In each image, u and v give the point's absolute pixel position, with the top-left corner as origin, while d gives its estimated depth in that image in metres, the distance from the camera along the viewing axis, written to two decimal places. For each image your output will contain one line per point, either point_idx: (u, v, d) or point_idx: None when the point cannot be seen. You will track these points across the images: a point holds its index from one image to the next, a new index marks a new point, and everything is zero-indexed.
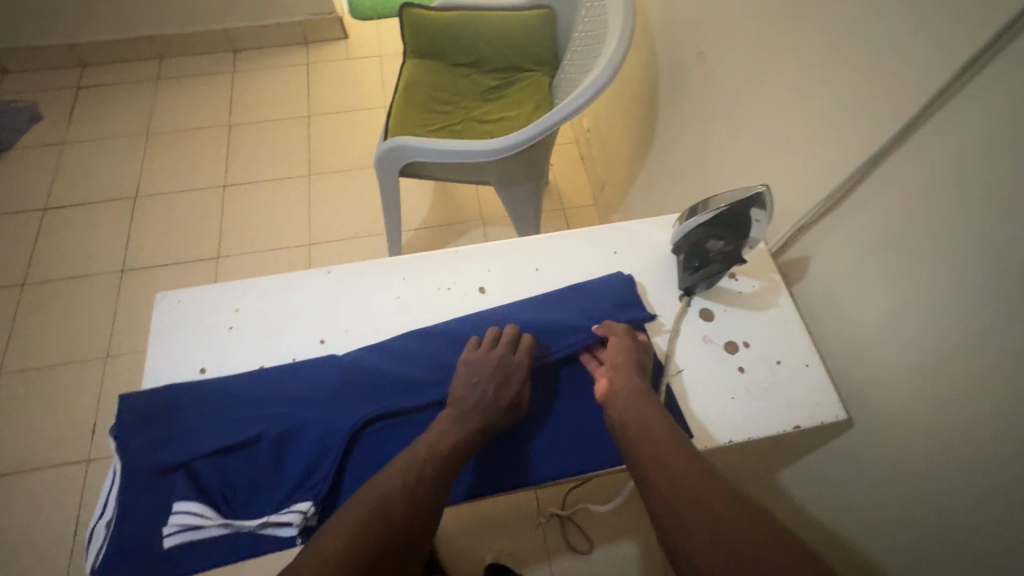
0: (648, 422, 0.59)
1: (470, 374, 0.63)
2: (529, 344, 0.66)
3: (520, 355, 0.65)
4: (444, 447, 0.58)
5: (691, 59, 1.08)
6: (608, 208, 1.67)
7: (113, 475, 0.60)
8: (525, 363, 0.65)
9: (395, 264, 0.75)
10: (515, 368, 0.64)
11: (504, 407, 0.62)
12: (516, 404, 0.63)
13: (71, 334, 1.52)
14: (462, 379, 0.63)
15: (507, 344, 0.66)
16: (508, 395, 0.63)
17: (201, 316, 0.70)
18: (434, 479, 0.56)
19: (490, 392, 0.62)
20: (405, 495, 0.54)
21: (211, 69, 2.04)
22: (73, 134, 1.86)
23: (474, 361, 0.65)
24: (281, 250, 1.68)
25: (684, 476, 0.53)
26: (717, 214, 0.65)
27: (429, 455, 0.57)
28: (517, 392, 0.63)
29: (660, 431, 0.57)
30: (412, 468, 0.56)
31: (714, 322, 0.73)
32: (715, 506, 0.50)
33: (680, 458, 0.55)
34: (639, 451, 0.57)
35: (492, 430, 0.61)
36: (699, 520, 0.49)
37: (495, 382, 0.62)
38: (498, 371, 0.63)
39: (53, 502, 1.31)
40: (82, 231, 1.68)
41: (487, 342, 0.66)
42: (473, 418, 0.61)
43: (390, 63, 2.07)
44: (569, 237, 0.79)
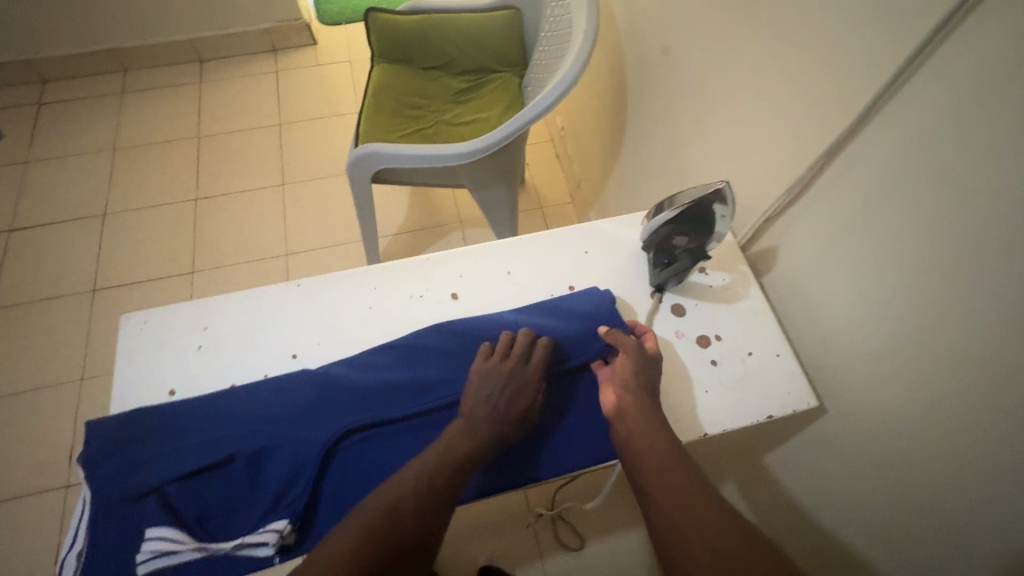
0: (649, 432, 0.60)
1: (484, 384, 0.63)
2: (543, 354, 0.65)
3: (534, 365, 0.65)
4: (455, 458, 0.58)
5: (656, 54, 1.09)
6: (585, 205, 1.68)
7: (83, 504, 0.59)
8: (539, 373, 0.65)
9: (366, 274, 0.75)
10: (529, 379, 0.64)
11: (517, 417, 0.62)
12: (528, 413, 0.63)
13: (43, 358, 1.48)
14: (477, 388, 0.63)
15: (521, 354, 0.65)
16: (522, 405, 0.62)
17: (168, 337, 0.69)
18: (444, 489, 0.56)
19: (503, 403, 0.62)
20: (414, 502, 0.54)
21: (177, 81, 2.00)
22: (36, 153, 1.81)
23: (486, 371, 0.64)
24: (258, 262, 1.66)
25: (683, 488, 0.54)
26: (684, 210, 0.67)
27: (440, 464, 0.57)
28: (530, 402, 0.63)
29: (661, 444, 0.59)
30: (422, 477, 0.56)
31: (686, 317, 0.74)
32: (708, 515, 0.52)
33: (677, 472, 0.56)
34: (639, 460, 0.58)
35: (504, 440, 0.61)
36: (695, 528, 0.51)
37: (509, 392, 0.62)
38: (512, 382, 0.63)
39: (32, 531, 1.27)
40: (50, 252, 1.64)
41: (501, 349, 0.65)
42: (486, 427, 0.60)
43: (360, 67, 2.05)
44: (540, 238, 0.79)
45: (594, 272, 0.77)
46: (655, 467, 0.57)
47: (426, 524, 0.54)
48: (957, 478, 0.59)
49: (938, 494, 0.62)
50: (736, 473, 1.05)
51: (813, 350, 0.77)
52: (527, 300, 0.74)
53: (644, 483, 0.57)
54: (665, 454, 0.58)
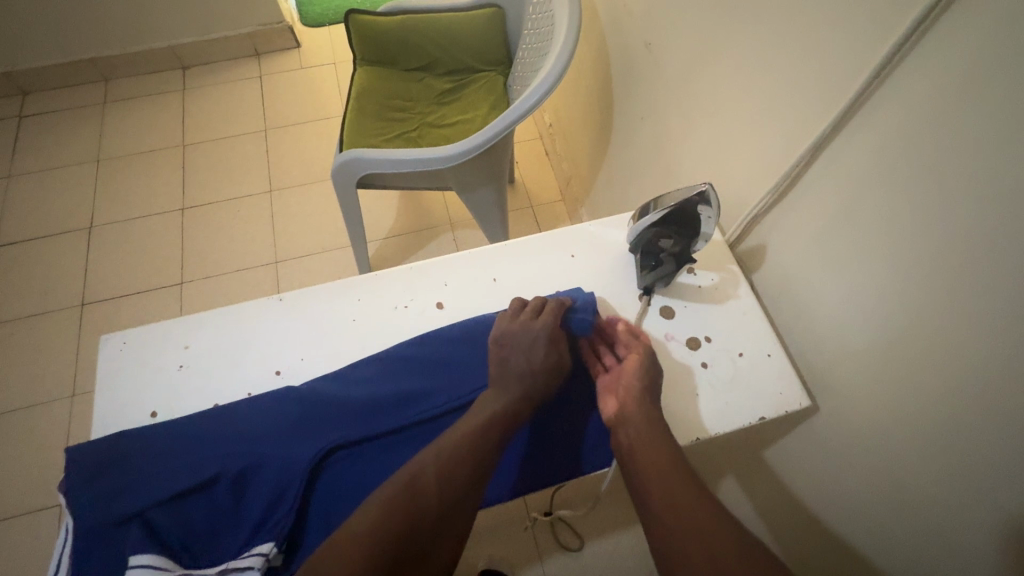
0: (648, 430, 0.59)
1: (504, 346, 0.64)
2: (554, 308, 0.67)
3: (544, 319, 0.65)
4: (479, 424, 0.58)
5: (639, 50, 1.08)
6: (575, 202, 1.67)
7: (64, 533, 0.58)
8: (555, 325, 0.65)
9: (349, 285, 0.73)
10: (543, 331, 0.64)
11: (545, 367, 0.63)
12: (552, 367, 0.64)
13: (32, 376, 1.46)
14: (497, 351, 0.65)
15: (534, 310, 0.67)
16: (543, 356, 0.63)
17: (148, 356, 0.68)
18: (472, 460, 0.56)
19: (520, 358, 0.63)
20: (437, 478, 0.54)
21: (160, 89, 1.97)
22: (19, 167, 1.79)
23: (507, 330, 0.65)
24: (248, 270, 1.65)
25: (684, 500, 0.54)
26: (667, 213, 0.65)
27: (468, 433, 0.57)
28: (551, 353, 0.64)
29: (664, 452, 0.58)
30: (444, 450, 0.56)
31: (675, 320, 0.73)
32: (708, 529, 0.52)
33: (673, 478, 0.56)
34: (637, 459, 0.58)
35: (534, 396, 0.62)
36: (695, 543, 0.51)
37: (525, 348, 0.63)
38: (527, 336, 0.64)
39: (26, 551, 1.26)
40: (36, 267, 1.62)
41: (513, 313, 0.67)
42: (514, 385, 0.62)
43: (345, 70, 2.03)
44: (525, 242, 0.78)
45: (581, 276, 0.76)
46: (652, 470, 0.56)
47: (454, 491, 0.54)
48: (953, 476, 0.58)
49: (934, 493, 0.61)
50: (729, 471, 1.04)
51: (804, 346, 0.76)
52: None
53: (642, 483, 0.56)
54: (661, 456, 0.57)
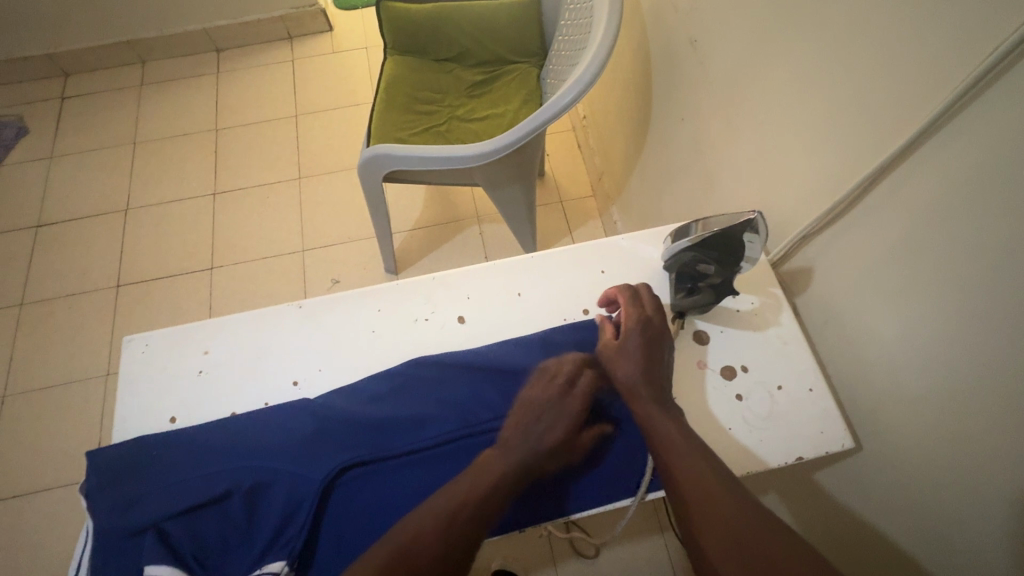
0: (682, 437, 0.56)
1: (527, 405, 0.60)
2: (588, 386, 0.61)
3: (576, 395, 0.60)
4: (479, 490, 0.54)
5: (683, 46, 1.00)
6: (606, 200, 1.61)
7: (85, 534, 0.59)
8: (584, 401, 0.60)
9: (369, 295, 0.71)
10: (574, 409, 0.59)
11: (559, 439, 0.58)
12: (569, 441, 0.59)
13: (69, 353, 1.52)
14: (524, 407, 0.60)
15: (565, 381, 0.61)
16: (564, 430, 0.58)
17: (169, 360, 0.67)
18: (473, 524, 0.52)
19: (540, 426, 0.58)
20: (436, 541, 0.50)
21: (195, 72, 1.98)
22: (61, 147, 1.83)
23: (532, 401, 0.60)
24: (275, 258, 1.65)
25: (712, 490, 0.51)
26: (708, 237, 0.60)
27: (475, 486, 0.54)
28: (571, 431, 0.59)
29: (688, 450, 0.55)
30: (451, 499, 0.53)
31: (709, 345, 0.68)
32: (740, 520, 0.49)
33: (707, 471, 0.53)
34: (666, 459, 0.55)
35: (541, 462, 0.57)
36: (725, 534, 0.48)
37: (548, 420, 0.59)
38: (550, 411, 0.59)
39: (63, 520, 1.33)
40: (75, 248, 1.67)
41: (545, 376, 0.62)
42: (525, 444, 0.57)
43: (376, 55, 2.00)
44: (553, 255, 0.73)
45: None
46: (678, 480, 0.53)
47: (452, 557, 0.50)
48: (1014, 551, 0.52)
49: (990, 564, 0.55)
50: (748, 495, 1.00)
51: (852, 381, 0.70)
52: (538, 326, 0.69)
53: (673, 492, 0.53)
54: (693, 463, 0.54)
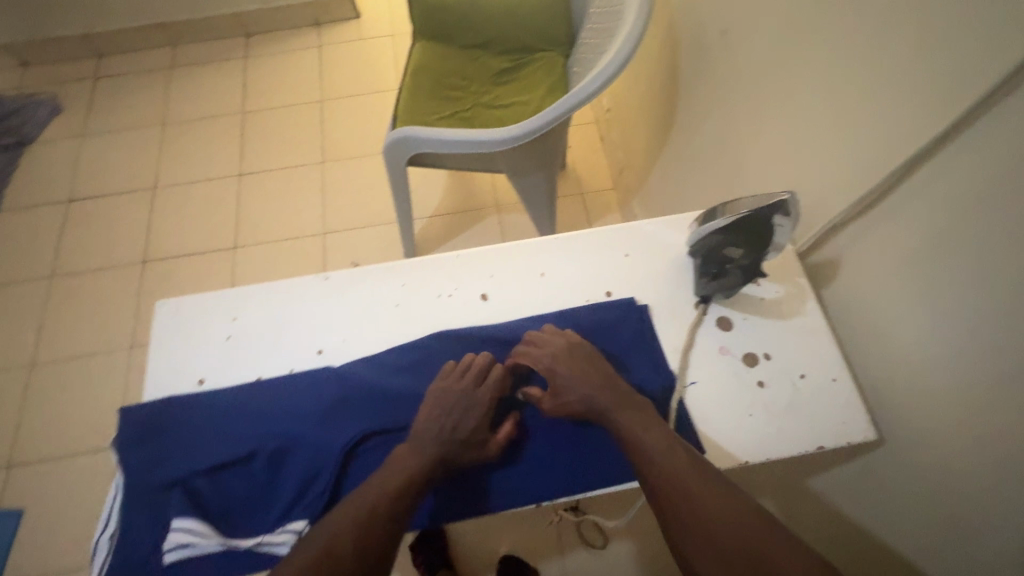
0: (647, 426, 0.56)
1: (434, 402, 0.60)
2: (498, 379, 0.62)
3: (486, 390, 0.61)
4: (394, 488, 0.54)
5: (713, 35, 1.00)
6: (626, 193, 1.61)
7: (115, 489, 0.60)
8: (492, 393, 0.61)
9: (395, 270, 0.72)
10: (483, 406, 0.60)
11: (468, 438, 0.59)
12: (480, 438, 0.60)
13: (95, 325, 1.56)
14: (432, 406, 0.60)
15: (476, 374, 0.62)
16: (474, 427, 0.59)
17: (199, 325, 0.69)
18: (389, 524, 0.52)
19: (450, 425, 0.58)
20: (356, 538, 0.51)
21: (224, 56, 2.02)
22: (93, 126, 1.88)
23: (441, 395, 0.61)
24: (297, 240, 1.68)
25: (686, 478, 0.52)
26: (737, 220, 0.59)
27: (388, 489, 0.54)
28: (483, 429, 0.60)
29: (658, 441, 0.55)
30: (363, 506, 0.53)
31: (732, 332, 0.67)
32: (714, 507, 0.50)
33: (681, 459, 0.53)
34: (637, 448, 0.55)
35: (452, 461, 0.58)
36: (704, 521, 0.49)
37: (457, 415, 0.59)
38: (463, 403, 0.60)
39: (87, 487, 1.37)
40: (103, 224, 1.71)
41: (454, 374, 0.62)
42: (434, 446, 0.57)
43: (402, 43, 2.01)
44: (578, 237, 0.74)
45: (633, 278, 0.71)
46: (669, 479, 0.52)
47: (370, 555, 0.50)
48: None
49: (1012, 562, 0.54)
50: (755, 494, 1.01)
51: (875, 375, 0.69)
52: (560, 306, 0.69)
53: (659, 496, 0.52)
54: (680, 464, 0.53)
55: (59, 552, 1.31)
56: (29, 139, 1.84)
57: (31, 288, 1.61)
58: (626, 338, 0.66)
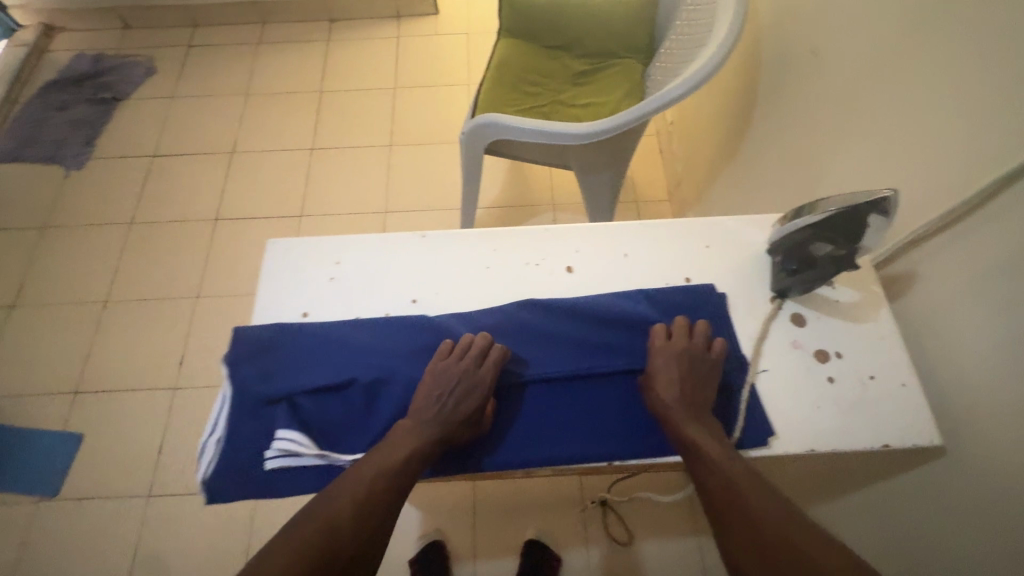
0: (706, 434, 0.60)
1: (436, 381, 0.64)
2: (496, 359, 0.65)
3: (486, 371, 0.64)
4: (392, 463, 0.59)
5: (797, 54, 1.03)
6: (682, 204, 1.64)
7: (221, 399, 0.65)
8: (491, 375, 0.64)
9: (487, 235, 0.77)
10: (482, 388, 0.63)
11: (464, 419, 0.62)
12: (476, 418, 0.63)
13: (166, 273, 1.65)
14: (430, 387, 0.64)
15: (474, 357, 0.65)
16: (470, 409, 0.62)
17: (307, 264, 0.75)
18: (387, 499, 0.57)
19: (449, 406, 0.62)
20: (356, 509, 0.56)
21: (307, 37, 2.13)
22: (181, 90, 2.00)
23: (441, 374, 0.64)
24: (360, 215, 1.75)
25: (738, 486, 0.56)
26: (827, 218, 0.62)
27: (383, 469, 0.58)
28: (478, 410, 0.63)
29: (714, 448, 0.59)
30: (364, 482, 0.57)
31: (805, 328, 0.70)
32: (762, 515, 0.53)
33: (739, 469, 0.57)
34: (698, 451, 0.59)
35: (446, 441, 0.61)
36: (748, 526, 0.53)
37: (458, 396, 0.62)
38: (461, 385, 0.62)
39: (143, 422, 1.45)
40: (182, 180, 1.82)
41: (459, 354, 0.65)
42: (430, 431, 0.61)
43: (476, 41, 2.10)
44: (662, 225, 0.78)
45: (713, 268, 0.74)
46: (726, 484, 0.56)
47: (369, 528, 0.55)
48: None
49: None
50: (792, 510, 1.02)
51: (942, 389, 0.70)
52: (640, 285, 0.73)
53: (717, 499, 0.56)
54: (733, 472, 0.57)
55: (111, 478, 1.39)
56: (122, 96, 1.97)
57: (111, 232, 1.72)
58: (703, 321, 0.70)
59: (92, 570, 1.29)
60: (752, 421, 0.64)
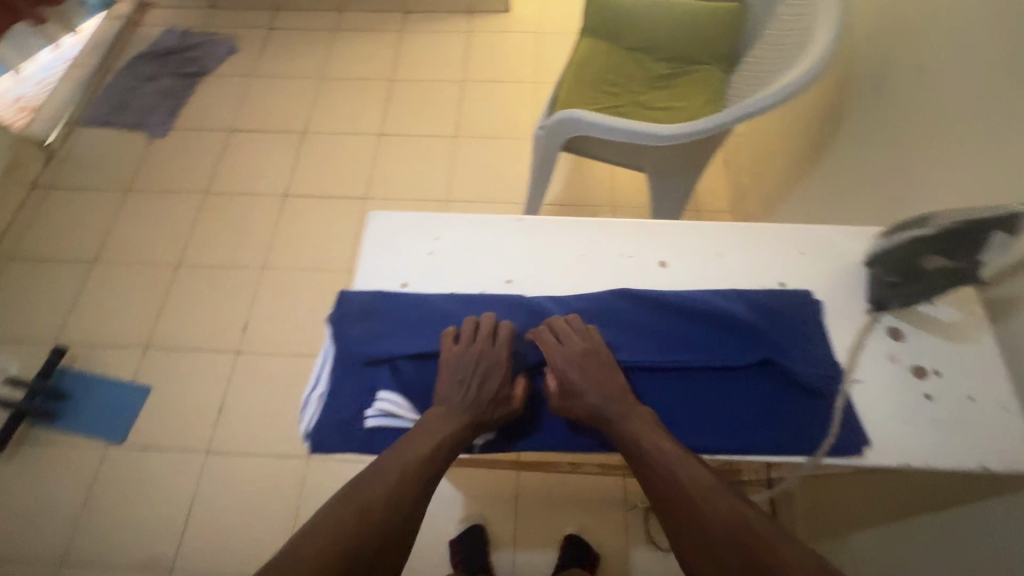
0: (648, 430, 0.61)
1: (451, 366, 0.65)
2: (507, 336, 0.68)
3: (500, 349, 0.67)
4: (423, 452, 0.60)
5: (894, 70, 1.01)
6: (745, 216, 1.62)
7: (324, 356, 0.69)
8: (506, 354, 0.67)
9: (582, 224, 0.78)
10: (502, 366, 0.66)
11: (496, 396, 0.64)
12: (506, 395, 0.65)
13: (235, 242, 1.73)
14: (451, 374, 0.65)
15: (485, 337, 0.67)
16: (497, 387, 0.65)
17: (406, 238, 0.78)
18: (421, 482, 0.60)
19: (476, 387, 0.64)
20: (385, 498, 0.58)
21: (381, 27, 2.19)
22: (260, 69, 2.09)
23: (454, 360, 0.66)
24: (421, 202, 1.79)
25: (683, 483, 0.58)
26: (943, 231, 0.61)
27: (413, 455, 0.60)
28: (506, 386, 0.65)
29: (657, 445, 0.60)
30: (393, 469, 0.60)
31: (903, 343, 0.69)
32: (707, 513, 0.56)
33: (684, 465, 0.59)
34: (638, 449, 0.60)
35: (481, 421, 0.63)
36: (692, 525, 0.56)
37: (482, 375, 0.65)
38: (483, 364, 0.65)
39: (205, 381, 1.52)
40: (255, 156, 1.89)
41: (466, 340, 0.66)
42: (465, 413, 0.63)
43: (545, 41, 2.12)
44: (757, 228, 0.78)
45: (808, 275, 0.74)
46: (671, 483, 0.58)
47: (400, 512, 0.58)
48: None
49: None
50: (851, 535, 1.00)
51: None
52: (733, 285, 0.74)
53: (664, 497, 0.58)
54: (680, 469, 0.59)
55: (173, 431, 1.46)
56: (205, 71, 2.06)
57: (187, 199, 1.81)
58: (800, 324, 0.69)
59: (150, 516, 1.36)
60: (847, 429, 0.63)
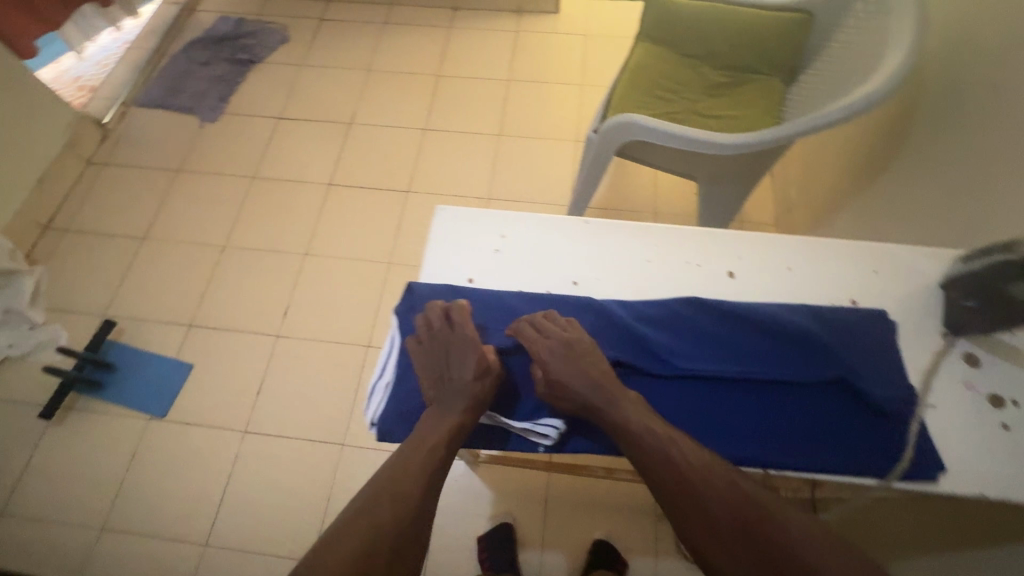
0: (643, 417, 0.62)
1: (422, 362, 0.67)
2: (462, 315, 0.67)
3: (461, 331, 0.67)
4: (421, 446, 0.61)
5: (968, 90, 0.99)
6: (791, 230, 1.60)
7: (391, 346, 0.71)
8: (472, 335, 0.67)
9: (650, 230, 0.78)
10: (471, 348, 0.66)
11: (475, 378, 0.64)
12: (484, 375, 0.65)
13: (279, 228, 1.76)
14: (424, 369, 0.66)
15: (444, 322, 0.67)
16: (473, 370, 0.64)
17: (473, 234, 0.78)
18: (424, 477, 0.60)
19: (449, 373, 0.64)
20: (389, 498, 0.58)
21: (429, 23, 2.21)
22: (310, 59, 2.12)
23: (423, 356, 0.67)
24: (463, 199, 1.80)
25: (685, 471, 0.58)
26: None
27: (412, 451, 0.61)
28: (482, 368, 0.65)
29: (656, 434, 0.60)
30: (396, 469, 0.60)
31: (981, 370, 0.68)
32: (710, 499, 0.57)
33: (684, 453, 0.59)
34: (637, 436, 0.60)
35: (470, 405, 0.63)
36: (695, 511, 0.57)
37: (453, 362, 0.65)
38: (449, 350, 0.66)
39: (245, 362, 1.55)
40: (302, 144, 1.93)
41: (425, 332, 0.67)
42: (449, 400, 0.63)
43: (593, 43, 2.12)
44: (828, 244, 0.77)
45: (881, 295, 0.73)
46: (674, 472, 0.58)
47: (406, 510, 0.58)
48: None
49: None
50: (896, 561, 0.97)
51: None
52: (802, 301, 0.73)
53: (667, 486, 0.59)
54: (680, 457, 0.59)
55: (212, 409, 1.49)
56: (257, 59, 2.11)
57: (234, 182, 1.85)
58: (872, 343, 0.68)
59: (187, 490, 1.39)
60: (921, 454, 0.62)
